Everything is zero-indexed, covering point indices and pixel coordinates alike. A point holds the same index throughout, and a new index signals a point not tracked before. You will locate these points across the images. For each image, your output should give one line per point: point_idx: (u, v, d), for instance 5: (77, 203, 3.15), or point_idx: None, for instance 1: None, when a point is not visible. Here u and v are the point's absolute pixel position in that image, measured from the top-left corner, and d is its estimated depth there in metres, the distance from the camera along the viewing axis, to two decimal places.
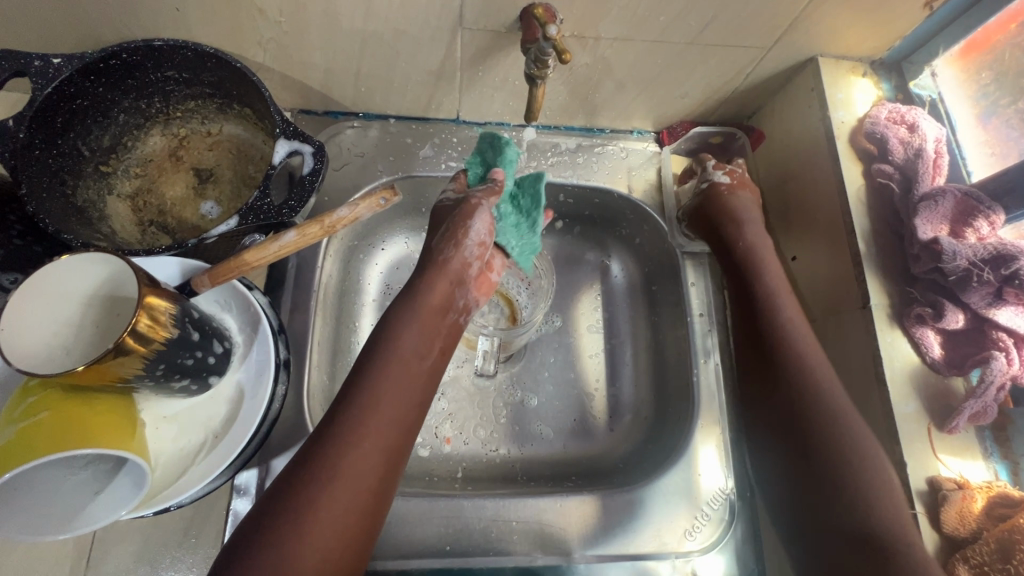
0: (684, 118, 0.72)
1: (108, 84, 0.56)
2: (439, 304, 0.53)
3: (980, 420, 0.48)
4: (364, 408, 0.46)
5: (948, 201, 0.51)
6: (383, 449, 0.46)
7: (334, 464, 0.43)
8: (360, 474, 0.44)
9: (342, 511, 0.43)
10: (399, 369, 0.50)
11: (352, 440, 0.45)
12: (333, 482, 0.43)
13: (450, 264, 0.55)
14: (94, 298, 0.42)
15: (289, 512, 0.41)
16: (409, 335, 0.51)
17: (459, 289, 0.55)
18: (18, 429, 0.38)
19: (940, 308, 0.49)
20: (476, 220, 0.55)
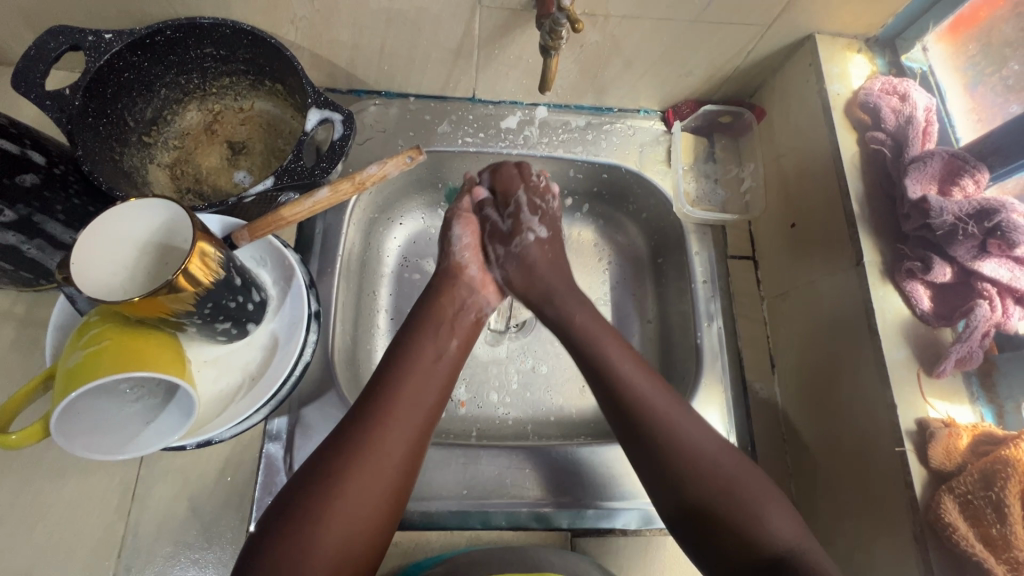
0: (689, 97, 0.75)
1: (152, 59, 0.60)
2: (450, 307, 0.61)
3: (967, 365, 0.51)
4: (392, 392, 0.52)
5: (937, 162, 0.54)
6: (410, 429, 0.50)
7: (366, 438, 0.48)
8: (389, 448, 0.48)
9: (372, 480, 0.47)
10: (424, 362, 0.55)
11: (381, 417, 0.50)
12: (365, 454, 0.47)
13: (451, 271, 0.64)
14: (149, 245, 0.46)
15: (326, 477, 0.46)
16: (429, 336, 0.57)
17: (465, 288, 0.63)
18: (85, 353, 0.43)
19: (929, 262, 0.53)
20: (456, 232, 0.65)
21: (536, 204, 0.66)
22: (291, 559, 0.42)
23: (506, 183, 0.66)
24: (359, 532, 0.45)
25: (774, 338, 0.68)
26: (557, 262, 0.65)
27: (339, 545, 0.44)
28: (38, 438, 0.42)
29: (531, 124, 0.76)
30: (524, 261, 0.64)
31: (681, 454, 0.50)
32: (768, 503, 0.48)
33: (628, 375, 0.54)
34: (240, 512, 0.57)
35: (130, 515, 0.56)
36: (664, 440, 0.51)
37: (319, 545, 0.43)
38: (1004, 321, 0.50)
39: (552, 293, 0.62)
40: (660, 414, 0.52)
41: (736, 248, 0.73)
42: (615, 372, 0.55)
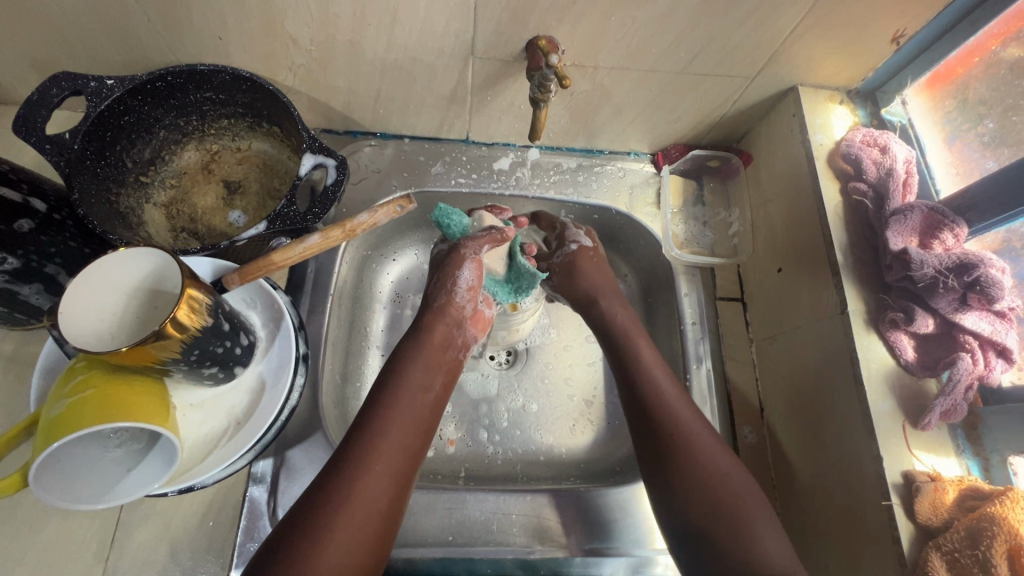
0: (678, 142, 0.77)
1: (153, 103, 0.62)
2: (439, 342, 0.59)
3: (951, 418, 0.51)
4: (375, 435, 0.50)
5: (916, 216, 0.55)
6: (393, 476, 0.49)
7: (347, 489, 0.47)
8: (371, 499, 0.47)
9: (353, 535, 0.45)
10: (408, 400, 0.54)
11: (365, 465, 0.48)
12: (347, 505, 0.46)
13: (446, 308, 0.60)
14: (138, 290, 0.46)
15: (306, 531, 0.44)
16: (417, 375, 0.56)
17: (455, 327, 0.60)
18: (69, 402, 0.43)
19: (911, 313, 0.53)
20: (464, 270, 0.60)
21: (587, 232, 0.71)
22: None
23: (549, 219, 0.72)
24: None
25: (762, 382, 0.68)
26: (602, 267, 0.69)
27: None
28: (18, 487, 0.41)
29: (523, 165, 0.78)
30: (566, 268, 0.68)
31: (697, 463, 0.52)
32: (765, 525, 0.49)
33: (664, 385, 0.57)
34: (221, 558, 0.56)
35: (107, 561, 0.54)
36: (684, 446, 0.53)
37: None
38: (986, 374, 0.51)
39: (597, 296, 0.66)
40: (681, 425, 0.54)
41: (725, 290, 0.74)
42: (652, 384, 0.57)
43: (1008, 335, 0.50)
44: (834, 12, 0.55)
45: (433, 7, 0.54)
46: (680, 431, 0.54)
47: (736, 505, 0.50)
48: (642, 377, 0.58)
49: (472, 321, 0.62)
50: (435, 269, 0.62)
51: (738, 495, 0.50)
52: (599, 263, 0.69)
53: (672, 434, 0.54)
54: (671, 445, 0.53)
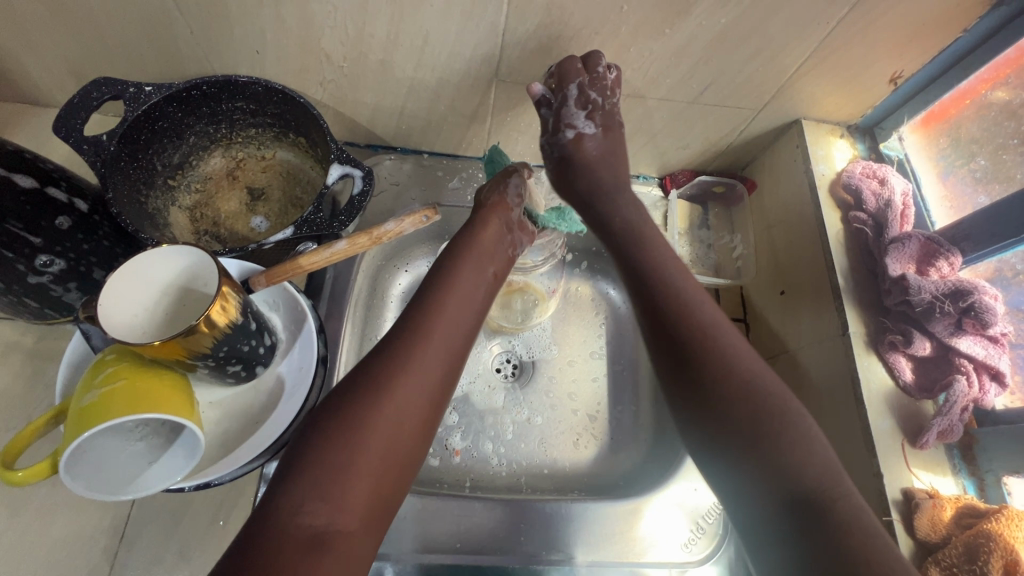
0: (686, 167, 0.80)
1: (186, 111, 0.64)
2: (492, 238, 0.60)
3: (948, 438, 0.54)
4: (431, 314, 0.52)
5: (913, 244, 0.58)
6: (446, 352, 0.51)
7: (404, 360, 0.48)
8: (428, 368, 0.49)
9: (411, 399, 0.47)
10: (461, 288, 0.56)
11: (422, 339, 0.50)
12: (406, 372, 0.48)
13: (497, 205, 0.62)
14: (171, 288, 0.48)
15: (366, 394, 0.46)
16: (469, 269, 0.57)
17: (505, 226, 0.62)
18: (100, 392, 0.44)
19: (909, 336, 0.56)
20: (513, 177, 0.64)
21: (607, 105, 0.64)
22: (336, 471, 0.42)
23: (566, 74, 0.60)
24: (397, 451, 0.45)
25: None
26: (618, 148, 0.68)
27: (396, 422, 0.45)
28: (44, 475, 0.42)
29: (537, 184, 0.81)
30: (583, 163, 0.68)
31: (728, 376, 0.49)
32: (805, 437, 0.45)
33: (704, 309, 0.54)
34: None
35: (116, 558, 0.55)
36: (726, 359, 0.50)
37: (381, 416, 0.45)
38: (981, 397, 0.53)
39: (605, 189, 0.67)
40: (715, 340, 0.52)
41: (729, 311, 0.77)
42: (681, 304, 0.54)
43: (1001, 359, 0.52)
44: (837, 52, 0.58)
45: (463, 32, 0.57)
46: (715, 344, 0.51)
47: (774, 433, 0.46)
48: (667, 288, 0.56)
49: (522, 231, 0.64)
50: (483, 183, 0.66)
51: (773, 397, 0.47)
52: (608, 139, 0.68)
53: (707, 352, 0.51)
54: (708, 370, 0.50)
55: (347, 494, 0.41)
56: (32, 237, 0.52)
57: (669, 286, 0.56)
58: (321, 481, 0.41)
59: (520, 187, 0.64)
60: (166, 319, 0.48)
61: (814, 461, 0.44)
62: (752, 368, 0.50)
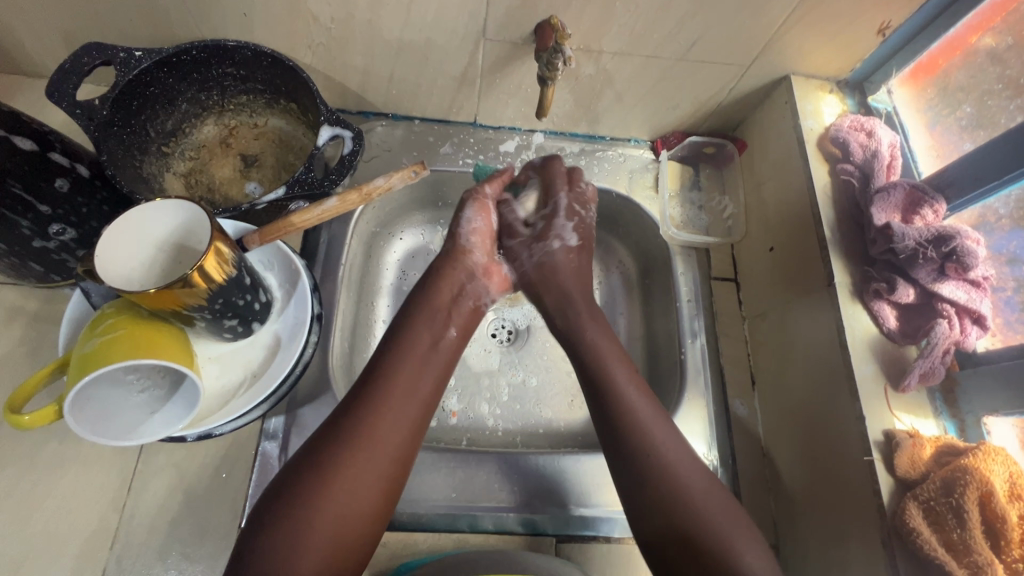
0: (677, 129, 0.80)
1: (177, 77, 0.65)
2: (453, 290, 0.62)
3: (929, 381, 0.55)
4: (394, 369, 0.53)
5: (899, 193, 0.59)
6: (403, 416, 0.51)
7: (358, 428, 0.49)
8: (382, 437, 0.49)
9: (364, 467, 0.47)
10: (420, 350, 0.56)
11: (381, 396, 0.51)
12: (359, 441, 0.48)
13: (454, 253, 0.64)
14: (166, 244, 0.49)
15: (322, 462, 0.47)
16: (430, 320, 0.59)
17: (465, 274, 0.63)
18: (100, 341, 0.45)
19: (893, 283, 0.57)
20: (466, 216, 0.65)
21: (574, 208, 0.67)
22: (289, 543, 0.43)
23: (546, 189, 0.68)
24: (357, 518, 0.46)
25: (754, 356, 0.71)
26: (581, 271, 0.66)
27: (355, 488, 0.46)
28: (49, 420, 0.44)
29: (528, 149, 0.81)
30: (543, 264, 0.66)
31: (687, 507, 0.49)
32: (740, 531, 0.48)
33: (687, 477, 0.51)
34: (234, 507, 0.58)
35: (125, 507, 0.57)
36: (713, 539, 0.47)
37: (338, 483, 0.46)
38: (963, 339, 0.54)
39: (566, 298, 0.64)
40: (649, 434, 0.53)
41: (719, 271, 0.77)
42: (630, 416, 0.54)
43: (982, 303, 0.53)
44: (823, 3, 0.58)
45: None
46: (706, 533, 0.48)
47: (716, 531, 0.48)
48: (620, 408, 0.54)
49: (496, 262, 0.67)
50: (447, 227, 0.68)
51: (709, 498, 0.50)
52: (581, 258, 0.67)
53: (642, 463, 0.52)
54: (656, 504, 0.50)
55: (299, 566, 0.42)
56: (40, 206, 0.55)
57: (618, 402, 0.55)
58: (274, 551, 0.42)
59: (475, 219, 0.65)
60: (173, 270, 0.49)
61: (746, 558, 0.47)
62: (691, 474, 0.51)
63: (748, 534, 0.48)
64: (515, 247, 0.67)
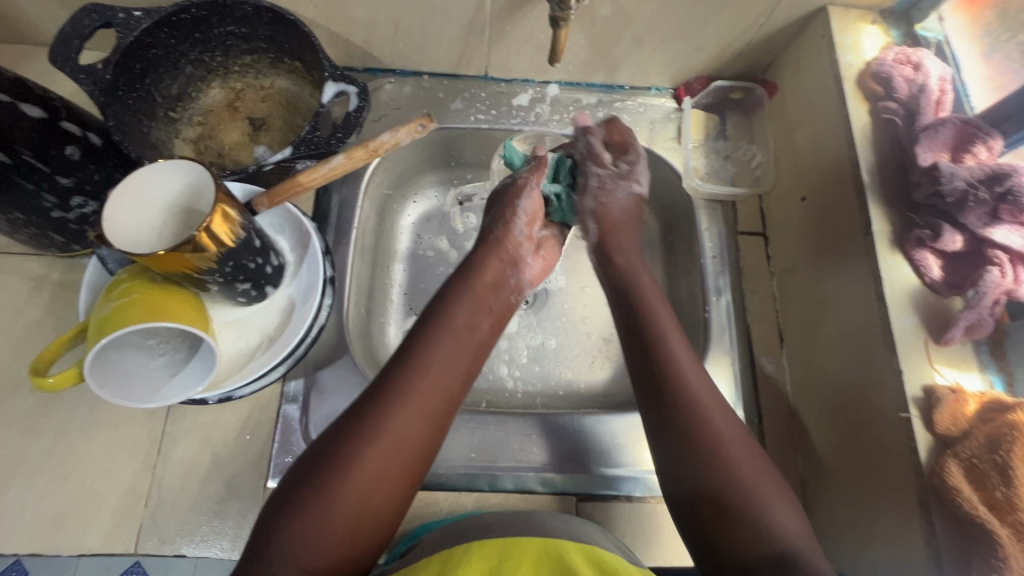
0: (701, 74, 0.75)
1: (179, 37, 0.63)
2: (492, 280, 0.58)
3: (976, 333, 0.51)
4: (421, 359, 0.50)
5: (949, 129, 0.54)
6: (429, 412, 0.48)
7: (380, 424, 0.46)
8: (406, 433, 0.46)
9: (386, 460, 0.45)
10: (452, 339, 0.53)
11: (408, 387, 0.48)
12: (381, 437, 0.45)
13: (501, 241, 0.61)
14: (175, 206, 0.48)
15: (343, 455, 0.44)
16: (462, 310, 0.55)
17: (510, 265, 0.61)
18: (115, 305, 0.46)
19: (938, 230, 0.53)
20: (522, 200, 0.63)
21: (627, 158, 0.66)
22: (298, 543, 0.41)
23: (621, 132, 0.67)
24: (373, 510, 0.44)
25: (783, 312, 0.68)
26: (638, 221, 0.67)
27: (375, 482, 0.44)
28: (73, 382, 0.45)
29: (542, 101, 0.77)
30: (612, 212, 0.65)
31: (724, 466, 0.47)
32: (772, 491, 0.47)
33: (730, 454, 0.48)
34: (258, 468, 0.59)
35: (155, 468, 0.58)
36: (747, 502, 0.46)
37: (358, 476, 0.44)
38: (1015, 288, 0.49)
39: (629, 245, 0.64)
40: (687, 383, 0.51)
41: (746, 225, 0.73)
42: (678, 374, 0.52)
43: None
44: None
45: None
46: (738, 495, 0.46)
47: (748, 488, 0.46)
48: (670, 366, 0.52)
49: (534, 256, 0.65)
50: (491, 205, 0.65)
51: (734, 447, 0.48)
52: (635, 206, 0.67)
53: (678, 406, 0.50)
54: (699, 455, 0.48)
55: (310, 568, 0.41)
56: (60, 179, 0.55)
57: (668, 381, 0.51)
58: (290, 549, 0.41)
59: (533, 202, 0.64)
60: (183, 231, 0.48)
61: (777, 516, 0.45)
62: (717, 407, 0.51)
63: (782, 494, 0.47)
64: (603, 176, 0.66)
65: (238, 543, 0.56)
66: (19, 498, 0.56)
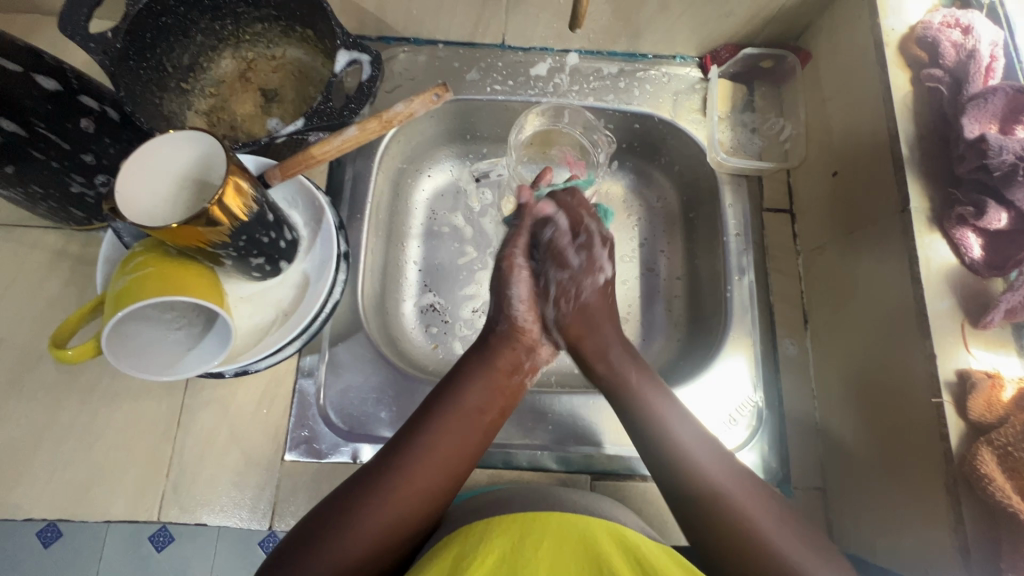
0: (728, 41, 0.72)
1: (188, 4, 0.61)
2: (506, 367, 0.56)
3: (1016, 317, 0.49)
4: (428, 437, 0.50)
5: (999, 98, 0.51)
6: (431, 490, 0.48)
7: (373, 499, 0.46)
8: (404, 512, 0.46)
9: (382, 531, 0.45)
10: (463, 420, 0.52)
11: (412, 462, 0.48)
12: (378, 507, 0.46)
13: (511, 334, 0.58)
14: (188, 179, 0.48)
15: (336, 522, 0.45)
16: (477, 388, 0.54)
17: (524, 352, 0.58)
18: (130, 279, 0.45)
19: (982, 207, 0.50)
20: (515, 287, 0.59)
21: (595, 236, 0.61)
22: None
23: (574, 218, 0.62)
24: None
25: (808, 293, 0.66)
26: (612, 307, 0.62)
27: (366, 555, 0.44)
28: (93, 354, 0.45)
29: (561, 71, 0.74)
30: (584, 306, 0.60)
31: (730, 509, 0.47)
32: (804, 544, 0.45)
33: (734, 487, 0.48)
34: (275, 441, 0.60)
35: (175, 440, 0.59)
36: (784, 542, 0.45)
37: (351, 544, 0.44)
38: None
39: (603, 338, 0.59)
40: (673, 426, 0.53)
41: (773, 201, 0.70)
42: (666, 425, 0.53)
43: None
44: None
45: None
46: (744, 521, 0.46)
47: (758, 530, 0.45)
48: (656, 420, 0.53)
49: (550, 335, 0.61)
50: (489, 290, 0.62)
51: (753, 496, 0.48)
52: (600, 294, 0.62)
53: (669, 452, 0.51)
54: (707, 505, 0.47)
55: None
56: (82, 156, 0.54)
57: (664, 430, 0.52)
58: None
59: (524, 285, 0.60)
60: (195, 202, 0.47)
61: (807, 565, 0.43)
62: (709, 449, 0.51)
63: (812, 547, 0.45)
64: (563, 281, 0.61)
65: (257, 514, 0.57)
66: (45, 465, 0.57)
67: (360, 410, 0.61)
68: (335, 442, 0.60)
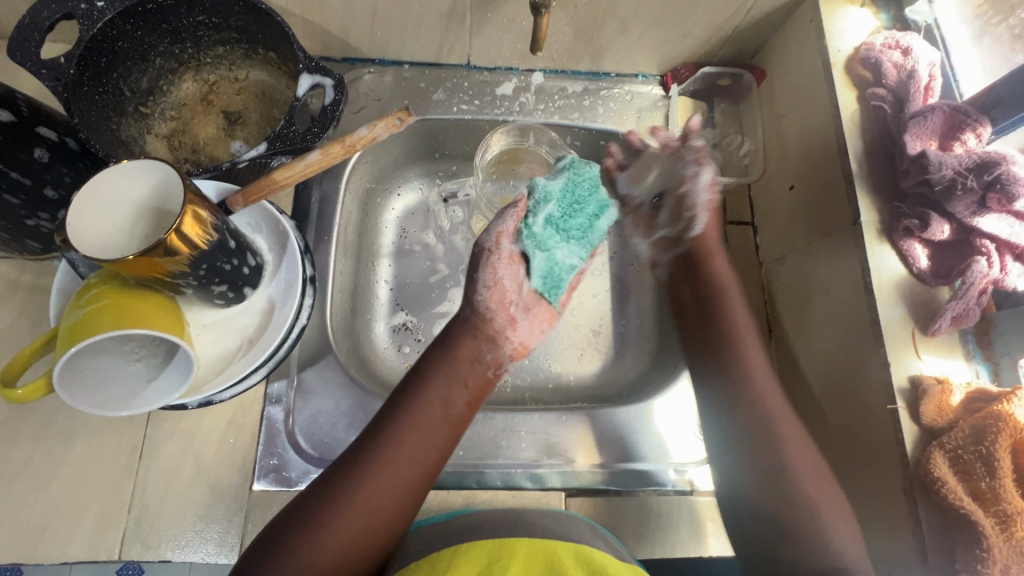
0: (688, 60, 0.74)
1: (146, 28, 0.61)
2: (468, 357, 0.57)
3: (962, 323, 0.51)
4: (394, 433, 0.50)
5: (937, 116, 0.54)
6: (403, 483, 0.48)
7: (343, 499, 0.46)
8: (375, 508, 0.47)
9: (354, 530, 0.45)
10: (428, 415, 0.52)
11: (379, 459, 0.48)
12: (347, 508, 0.46)
13: (477, 323, 0.58)
14: (145, 210, 0.47)
15: (303, 526, 0.45)
16: (440, 381, 0.54)
17: (487, 342, 0.58)
18: (84, 312, 0.44)
19: (926, 220, 0.52)
20: (481, 272, 0.57)
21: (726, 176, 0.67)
22: None
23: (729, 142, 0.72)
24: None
25: (771, 303, 0.67)
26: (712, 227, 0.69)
27: (338, 554, 0.45)
28: (43, 392, 0.44)
29: (527, 90, 0.75)
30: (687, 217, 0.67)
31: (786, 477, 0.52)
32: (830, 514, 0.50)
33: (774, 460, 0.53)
34: (243, 471, 0.58)
35: (137, 475, 0.57)
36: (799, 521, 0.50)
37: (320, 546, 0.44)
38: (1001, 279, 0.50)
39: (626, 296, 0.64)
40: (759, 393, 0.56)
41: (735, 214, 0.72)
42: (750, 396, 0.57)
43: None
44: None
45: None
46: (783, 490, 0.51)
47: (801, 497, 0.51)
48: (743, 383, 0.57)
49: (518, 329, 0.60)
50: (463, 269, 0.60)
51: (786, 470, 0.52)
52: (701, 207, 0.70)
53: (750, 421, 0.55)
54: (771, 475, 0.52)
55: None
56: (45, 190, 0.53)
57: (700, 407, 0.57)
58: None
59: (495, 272, 0.57)
60: (154, 234, 0.46)
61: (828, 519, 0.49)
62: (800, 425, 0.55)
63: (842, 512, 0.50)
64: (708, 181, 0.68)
65: (225, 546, 0.56)
66: None
67: (330, 435, 0.60)
68: (305, 470, 0.59)
